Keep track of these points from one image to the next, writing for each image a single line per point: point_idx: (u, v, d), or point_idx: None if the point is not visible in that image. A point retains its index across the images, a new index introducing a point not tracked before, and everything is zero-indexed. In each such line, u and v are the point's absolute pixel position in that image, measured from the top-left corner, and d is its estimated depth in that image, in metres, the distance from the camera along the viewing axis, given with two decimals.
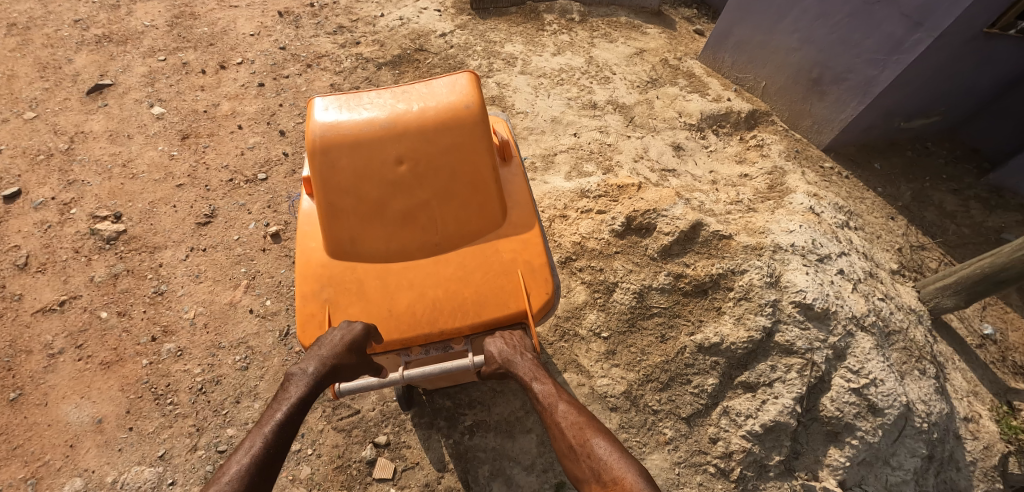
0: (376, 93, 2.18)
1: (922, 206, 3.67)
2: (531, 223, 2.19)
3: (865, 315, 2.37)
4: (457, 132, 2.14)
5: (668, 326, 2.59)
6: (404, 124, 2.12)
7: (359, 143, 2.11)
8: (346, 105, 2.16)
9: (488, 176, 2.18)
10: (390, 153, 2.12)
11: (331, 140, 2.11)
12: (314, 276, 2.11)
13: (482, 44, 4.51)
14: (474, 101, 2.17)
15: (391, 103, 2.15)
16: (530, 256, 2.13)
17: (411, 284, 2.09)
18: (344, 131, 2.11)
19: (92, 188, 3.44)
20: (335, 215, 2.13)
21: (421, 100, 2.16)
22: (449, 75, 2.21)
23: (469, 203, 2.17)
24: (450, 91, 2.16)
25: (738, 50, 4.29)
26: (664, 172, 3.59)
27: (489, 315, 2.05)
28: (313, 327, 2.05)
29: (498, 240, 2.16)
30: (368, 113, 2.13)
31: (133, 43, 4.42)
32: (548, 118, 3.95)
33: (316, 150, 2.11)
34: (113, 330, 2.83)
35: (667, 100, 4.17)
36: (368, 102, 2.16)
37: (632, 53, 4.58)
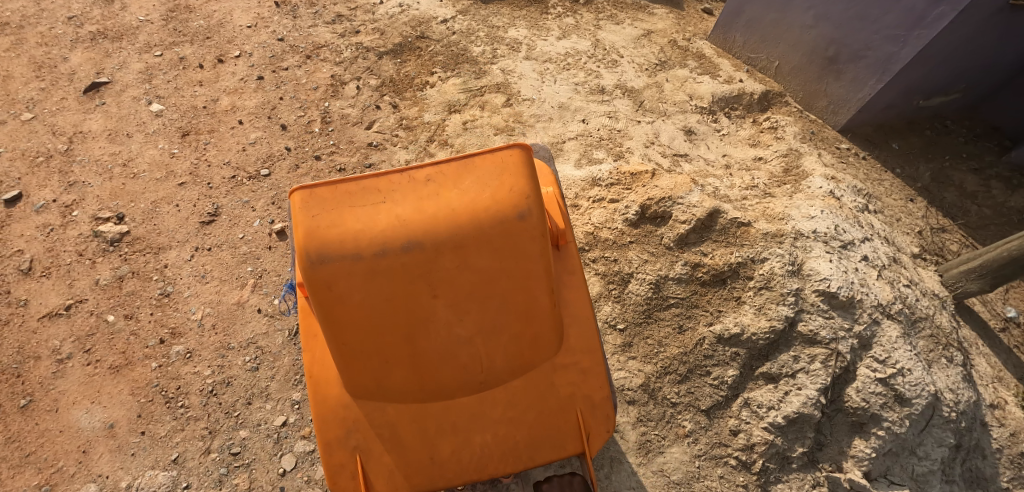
0: (394, 201, 1.71)
1: (942, 186, 3.57)
2: (590, 347, 1.89)
3: (891, 302, 2.31)
4: (504, 253, 1.76)
5: (686, 316, 2.53)
6: (434, 246, 1.71)
7: (378, 271, 1.70)
8: (353, 218, 1.68)
9: (541, 298, 1.83)
10: (419, 280, 1.73)
11: (340, 270, 1.68)
12: (337, 420, 1.82)
13: (485, 29, 4.39)
14: (523, 207, 1.74)
15: (414, 216, 1.70)
16: (590, 388, 1.88)
17: (455, 428, 1.82)
18: (356, 256, 1.68)
19: (94, 189, 3.38)
20: (355, 353, 1.78)
21: (453, 210, 1.71)
22: (490, 173, 1.74)
23: (519, 332, 1.83)
24: (494, 201, 1.72)
25: (750, 30, 4.16)
26: (676, 157, 3.53)
27: (545, 459, 1.85)
28: (346, 478, 1.81)
29: (552, 371, 1.87)
30: (384, 231, 1.68)
31: (129, 39, 4.34)
32: (556, 104, 3.84)
33: (321, 283, 1.69)
34: (120, 334, 2.79)
35: (677, 83, 4.07)
36: (381, 213, 1.70)
37: (639, 35, 4.45)
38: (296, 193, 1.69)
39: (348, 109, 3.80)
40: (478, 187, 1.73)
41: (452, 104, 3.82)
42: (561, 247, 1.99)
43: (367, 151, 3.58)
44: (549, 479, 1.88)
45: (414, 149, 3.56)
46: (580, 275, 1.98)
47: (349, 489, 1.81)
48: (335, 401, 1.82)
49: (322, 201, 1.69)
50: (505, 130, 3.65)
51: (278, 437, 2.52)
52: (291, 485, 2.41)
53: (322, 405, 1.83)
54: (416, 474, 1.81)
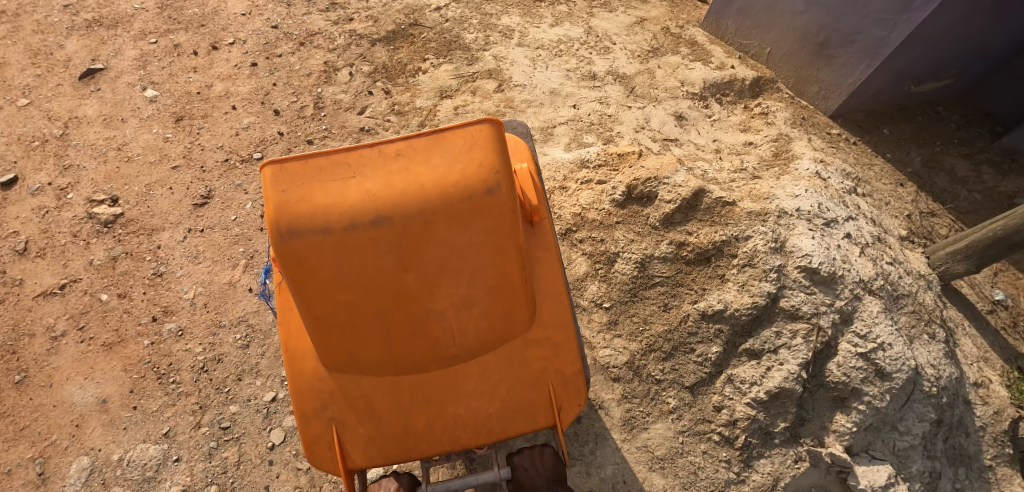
0: (364, 176, 1.69)
1: (932, 172, 3.59)
2: (564, 322, 1.89)
3: (873, 278, 2.32)
4: (474, 228, 1.75)
5: (671, 295, 2.54)
6: (404, 221, 1.69)
7: (348, 246, 1.69)
8: (321, 192, 1.67)
9: (514, 273, 1.83)
10: (389, 254, 1.72)
11: (310, 244, 1.68)
12: (313, 392, 1.83)
13: (478, 17, 4.41)
14: (493, 182, 1.73)
15: (384, 190, 1.68)
16: (563, 363, 1.87)
17: (428, 400, 1.82)
18: (325, 230, 1.67)
19: (89, 172, 3.42)
20: (329, 327, 1.77)
21: (424, 185, 1.69)
22: (460, 148, 1.73)
23: (491, 307, 1.83)
24: (464, 175, 1.71)
25: (742, 17, 4.18)
26: (667, 142, 3.56)
27: (518, 432, 1.85)
28: (322, 448, 1.82)
29: (525, 345, 1.87)
30: (353, 206, 1.67)
31: (124, 26, 4.37)
32: (547, 90, 3.86)
33: (291, 257, 1.68)
34: (113, 312, 2.83)
35: (669, 69, 4.08)
36: (350, 187, 1.68)
37: (632, 22, 4.47)
38: (264, 167, 1.67)
39: (341, 95, 3.83)
40: (448, 162, 1.72)
41: (444, 89, 3.84)
42: (535, 223, 1.97)
43: (359, 136, 3.60)
44: (520, 450, 1.93)
45: (406, 133, 3.59)
46: (556, 252, 1.97)
47: (325, 459, 1.81)
48: (310, 374, 1.83)
49: (291, 175, 1.67)
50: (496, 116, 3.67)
51: (268, 412, 2.55)
52: (280, 458, 2.45)
53: (297, 378, 1.83)
54: (391, 445, 1.82)
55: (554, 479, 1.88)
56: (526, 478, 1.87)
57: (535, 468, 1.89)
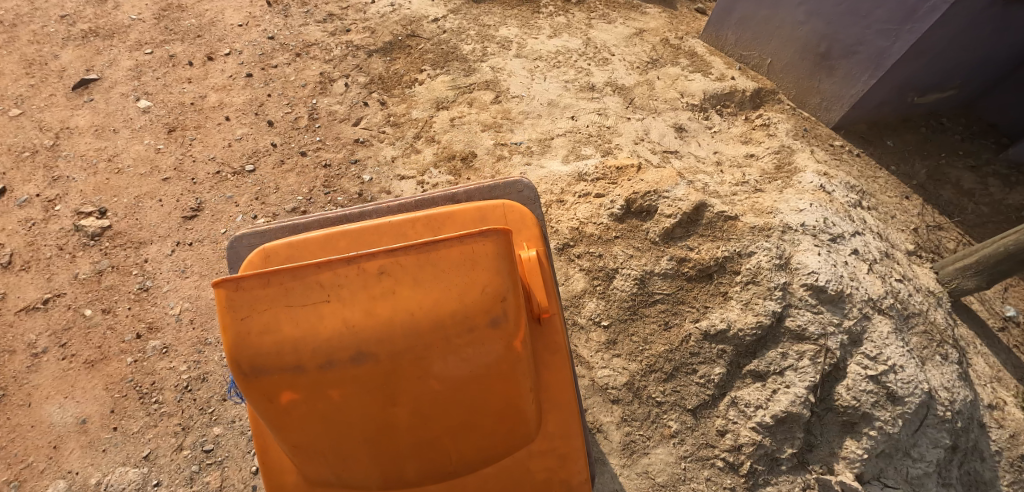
0: (343, 303, 1.47)
1: (938, 184, 3.51)
2: (572, 434, 1.68)
3: (882, 297, 2.24)
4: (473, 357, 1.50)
5: (672, 313, 2.45)
6: (389, 355, 1.46)
7: (324, 381, 1.47)
8: (292, 322, 1.45)
9: (520, 399, 1.58)
10: (372, 389, 1.48)
11: (281, 379, 1.46)
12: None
13: (476, 28, 4.40)
14: (494, 308, 1.49)
15: (364, 319, 1.46)
16: (571, 475, 1.68)
17: None
18: (297, 366, 1.45)
19: (78, 184, 3.35)
20: (307, 456, 1.55)
21: (413, 314, 1.46)
22: (454, 266, 1.50)
23: (492, 430, 1.59)
24: (459, 299, 1.48)
25: (742, 27, 4.13)
26: (666, 154, 3.49)
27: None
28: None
29: (530, 462, 1.65)
30: (330, 339, 1.45)
31: (120, 36, 4.34)
32: (545, 101, 3.80)
33: (258, 393, 1.47)
34: (97, 328, 2.75)
35: (668, 80, 4.03)
36: (325, 315, 1.46)
37: (631, 34, 4.44)
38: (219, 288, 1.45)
39: (336, 106, 3.78)
40: (440, 282, 1.49)
41: (440, 100, 3.79)
42: (541, 320, 1.72)
43: (354, 147, 3.53)
44: None
45: (401, 145, 3.52)
46: (564, 354, 1.72)
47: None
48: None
49: (252, 297, 1.46)
50: (493, 127, 3.60)
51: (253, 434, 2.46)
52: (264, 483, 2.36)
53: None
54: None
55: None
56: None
57: None
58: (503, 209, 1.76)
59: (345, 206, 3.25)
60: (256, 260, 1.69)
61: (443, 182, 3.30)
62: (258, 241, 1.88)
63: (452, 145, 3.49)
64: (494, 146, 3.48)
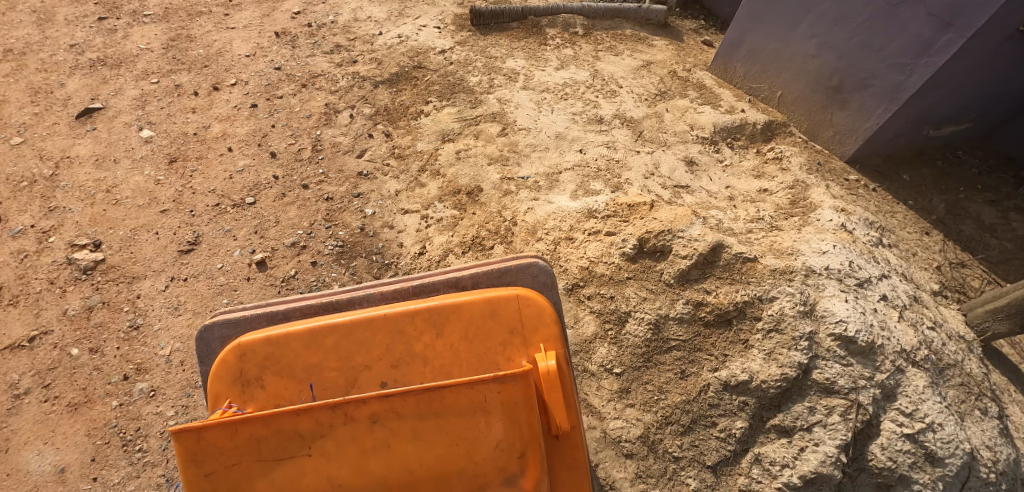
0: (329, 457, 1.48)
1: (958, 219, 3.39)
2: None
3: (915, 348, 2.09)
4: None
5: (689, 361, 2.30)
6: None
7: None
8: (277, 478, 1.48)
9: None
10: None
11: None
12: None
13: (483, 60, 4.41)
14: (490, 448, 1.50)
15: (348, 467, 1.48)
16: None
17: None
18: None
19: (74, 215, 3.27)
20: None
21: (403, 468, 1.48)
22: (443, 417, 1.50)
23: None
24: (446, 451, 1.50)
25: (752, 60, 4.08)
26: (677, 189, 3.38)
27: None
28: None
29: None
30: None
31: (128, 66, 4.33)
32: (552, 134, 3.72)
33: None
34: (83, 369, 2.62)
35: (677, 113, 3.97)
36: (308, 468, 1.48)
37: (638, 66, 4.41)
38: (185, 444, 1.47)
39: (340, 137, 3.71)
40: (427, 428, 1.49)
41: (446, 132, 3.73)
42: (559, 435, 1.63)
43: (357, 180, 3.45)
44: None
45: (406, 179, 3.44)
46: (578, 472, 1.66)
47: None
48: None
49: (214, 453, 1.48)
50: (499, 160, 3.51)
51: None
52: None
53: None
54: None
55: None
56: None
57: None
58: (519, 300, 1.68)
59: (346, 241, 3.14)
60: (231, 362, 1.65)
61: (447, 216, 3.20)
62: (231, 330, 1.76)
63: (457, 179, 3.40)
64: (500, 180, 3.37)
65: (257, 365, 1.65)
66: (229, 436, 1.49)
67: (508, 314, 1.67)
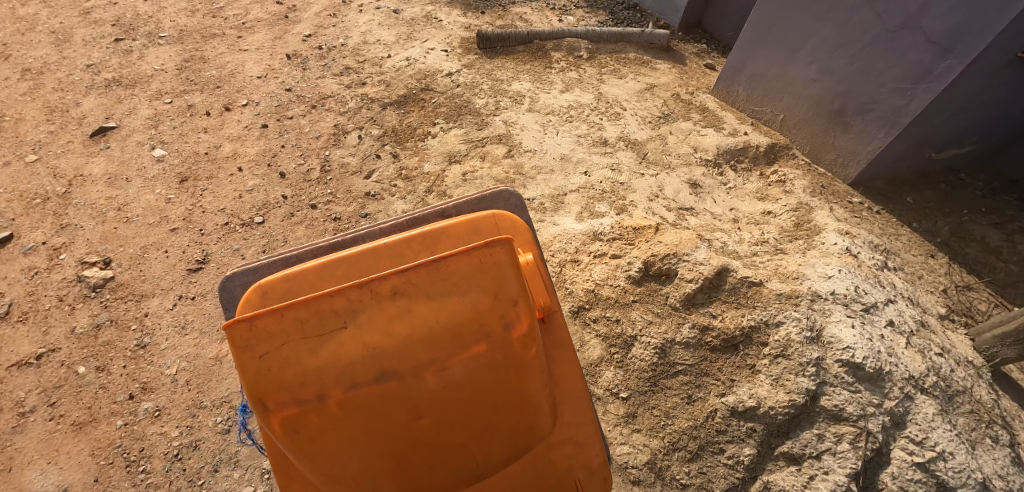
0: (360, 325, 1.43)
1: (963, 242, 3.38)
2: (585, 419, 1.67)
3: (924, 375, 2.07)
4: (494, 357, 1.48)
5: (695, 385, 2.29)
6: (411, 362, 1.43)
7: (349, 407, 1.42)
8: (309, 354, 1.40)
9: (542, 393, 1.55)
10: (398, 399, 1.43)
11: (305, 402, 1.41)
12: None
13: (489, 82, 4.48)
14: (508, 301, 1.49)
15: (384, 332, 1.43)
16: (587, 458, 1.66)
17: None
18: (320, 396, 1.41)
19: (84, 233, 3.29)
20: (334, 481, 1.48)
21: (428, 329, 1.44)
22: (464, 280, 1.47)
23: (521, 436, 1.55)
24: (473, 308, 1.46)
25: (753, 84, 4.06)
26: (682, 211, 3.39)
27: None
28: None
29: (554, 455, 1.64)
30: (351, 364, 1.41)
31: (142, 86, 4.41)
32: (557, 156, 3.75)
33: (283, 418, 1.41)
34: (89, 387, 2.63)
35: (681, 135, 4.00)
36: (344, 339, 1.42)
37: (642, 89, 4.46)
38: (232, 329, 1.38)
39: (348, 158, 3.76)
40: (454, 289, 1.47)
41: (452, 154, 3.77)
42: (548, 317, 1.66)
43: (364, 201, 3.48)
44: None
45: (412, 199, 3.47)
46: (570, 348, 1.70)
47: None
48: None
49: (263, 336, 1.40)
50: (505, 182, 3.55)
51: None
52: None
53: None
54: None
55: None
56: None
57: None
58: (494, 217, 1.72)
59: None
60: (252, 299, 1.56)
61: None
62: (251, 279, 1.72)
63: None
64: None
65: (275, 297, 1.56)
66: (273, 323, 1.41)
67: (490, 225, 1.70)
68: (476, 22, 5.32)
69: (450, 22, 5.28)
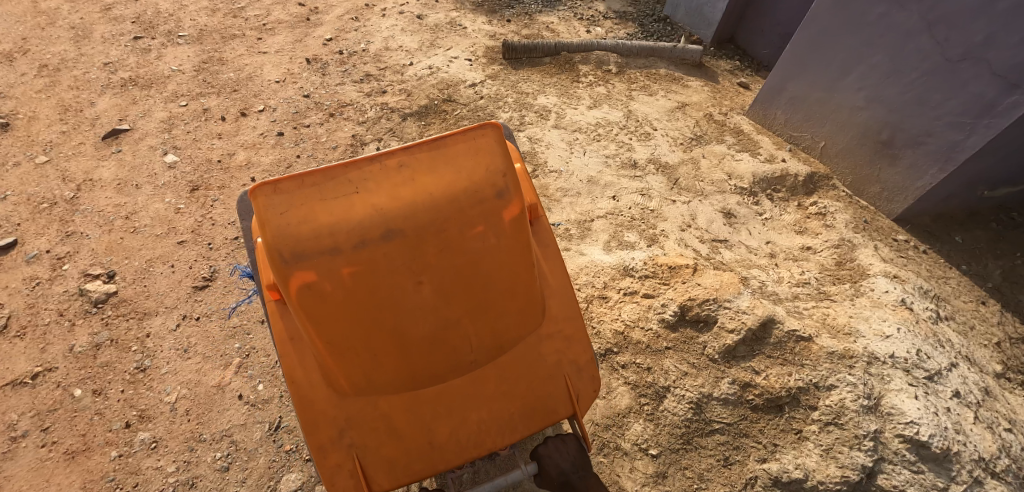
0: (369, 189, 1.66)
1: (1017, 287, 3.09)
2: (571, 314, 1.96)
3: (995, 457, 1.87)
4: (486, 233, 1.77)
5: (733, 447, 2.11)
6: (415, 225, 1.69)
7: (358, 262, 1.66)
8: (324, 211, 1.63)
9: (527, 272, 1.86)
10: (403, 262, 1.70)
11: (319, 259, 1.64)
12: (327, 421, 1.76)
13: (514, 95, 4.31)
14: (501, 176, 1.76)
15: (392, 195, 1.67)
16: (574, 354, 1.94)
17: (451, 410, 1.82)
18: (333, 248, 1.63)
19: (90, 242, 3.18)
20: (340, 347, 1.71)
21: (427, 194, 1.69)
22: (459, 157, 1.74)
23: (508, 313, 1.85)
24: (468, 180, 1.73)
25: (793, 108, 3.80)
26: (716, 243, 3.19)
27: (542, 427, 1.89)
28: (344, 478, 1.77)
29: (541, 341, 1.91)
30: (361, 222, 1.64)
31: (158, 87, 4.30)
32: (584, 178, 3.56)
33: (298, 273, 1.64)
34: (84, 412, 2.52)
35: (715, 159, 3.78)
36: (356, 202, 1.65)
37: (673, 108, 4.26)
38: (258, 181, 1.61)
39: None
40: (454, 163, 1.74)
41: None
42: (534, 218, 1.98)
43: None
44: (546, 442, 1.93)
45: None
46: (553, 245, 2.01)
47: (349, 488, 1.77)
48: (322, 403, 1.76)
49: (285, 194, 1.62)
50: None
51: None
52: None
53: (306, 409, 1.75)
54: (418, 461, 1.80)
55: (581, 463, 1.89)
56: (552, 466, 1.87)
57: (561, 456, 1.89)
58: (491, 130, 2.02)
59: None
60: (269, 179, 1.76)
61: None
62: None
63: None
64: None
65: None
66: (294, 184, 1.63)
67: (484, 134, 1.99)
68: (502, 31, 5.15)
69: (475, 30, 5.12)
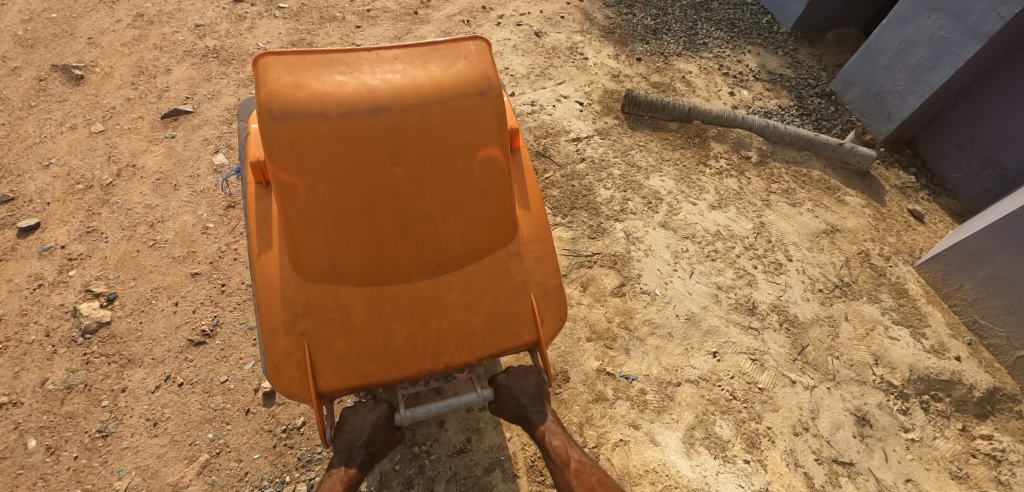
0: (364, 68, 1.69)
1: None
2: (542, 235, 1.91)
3: None
4: (468, 136, 1.73)
5: None
6: (400, 114, 1.66)
7: (342, 131, 1.63)
8: (317, 81, 1.64)
9: (505, 180, 1.82)
10: (383, 148, 1.66)
11: (303, 131, 1.62)
12: (284, 304, 1.71)
13: (622, 166, 3.53)
14: (487, 83, 1.74)
15: (383, 83, 1.66)
16: (543, 277, 1.88)
17: (410, 312, 1.75)
18: (318, 116, 1.62)
19: (107, 246, 2.84)
20: (308, 226, 1.68)
21: (416, 80, 1.69)
22: (451, 52, 1.75)
23: (480, 219, 1.80)
24: (458, 73, 1.72)
25: (993, 290, 2.84)
26: (836, 466, 2.37)
27: (504, 349, 1.82)
28: (291, 367, 1.71)
29: (511, 259, 1.85)
30: (348, 95, 1.64)
31: (238, 65, 3.90)
32: (682, 314, 2.77)
33: (280, 142, 1.62)
34: (29, 473, 2.21)
35: (859, 325, 2.84)
36: (348, 79, 1.66)
37: (820, 230, 3.30)
38: (263, 57, 1.65)
39: None
40: (444, 67, 1.72)
41: None
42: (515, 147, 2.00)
43: None
44: (506, 369, 1.90)
45: None
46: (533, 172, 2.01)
47: (296, 381, 1.70)
48: (282, 287, 1.72)
49: (284, 65, 1.66)
50: (603, 337, 2.64)
51: None
52: None
53: (267, 290, 1.72)
54: (369, 362, 1.72)
55: (539, 398, 1.88)
56: (509, 397, 1.87)
57: (518, 384, 1.87)
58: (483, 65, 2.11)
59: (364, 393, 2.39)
60: None
61: None
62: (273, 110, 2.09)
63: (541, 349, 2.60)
64: (595, 374, 2.52)
65: None
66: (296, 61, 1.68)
67: None
68: (628, 72, 4.33)
69: (597, 64, 4.34)
